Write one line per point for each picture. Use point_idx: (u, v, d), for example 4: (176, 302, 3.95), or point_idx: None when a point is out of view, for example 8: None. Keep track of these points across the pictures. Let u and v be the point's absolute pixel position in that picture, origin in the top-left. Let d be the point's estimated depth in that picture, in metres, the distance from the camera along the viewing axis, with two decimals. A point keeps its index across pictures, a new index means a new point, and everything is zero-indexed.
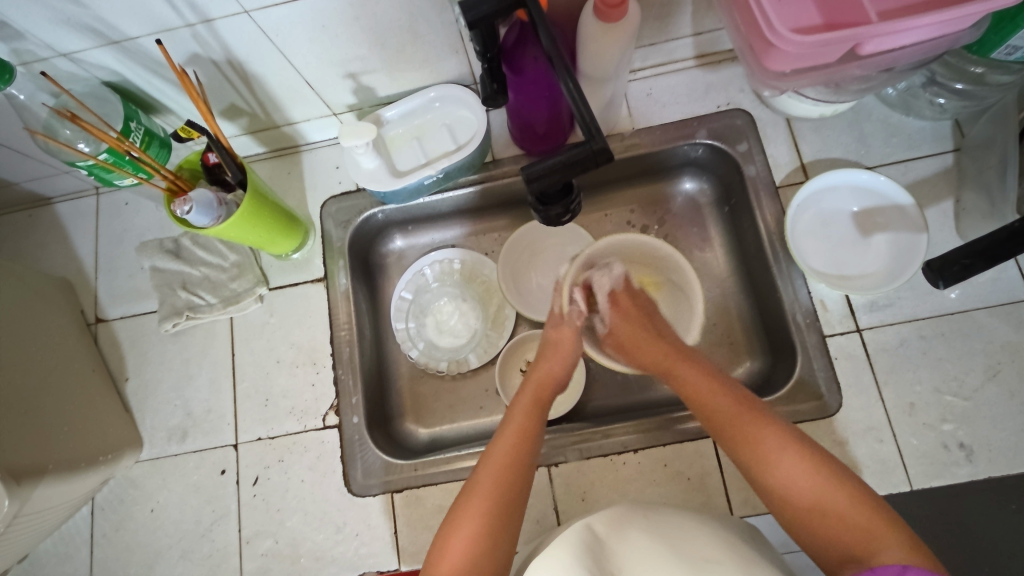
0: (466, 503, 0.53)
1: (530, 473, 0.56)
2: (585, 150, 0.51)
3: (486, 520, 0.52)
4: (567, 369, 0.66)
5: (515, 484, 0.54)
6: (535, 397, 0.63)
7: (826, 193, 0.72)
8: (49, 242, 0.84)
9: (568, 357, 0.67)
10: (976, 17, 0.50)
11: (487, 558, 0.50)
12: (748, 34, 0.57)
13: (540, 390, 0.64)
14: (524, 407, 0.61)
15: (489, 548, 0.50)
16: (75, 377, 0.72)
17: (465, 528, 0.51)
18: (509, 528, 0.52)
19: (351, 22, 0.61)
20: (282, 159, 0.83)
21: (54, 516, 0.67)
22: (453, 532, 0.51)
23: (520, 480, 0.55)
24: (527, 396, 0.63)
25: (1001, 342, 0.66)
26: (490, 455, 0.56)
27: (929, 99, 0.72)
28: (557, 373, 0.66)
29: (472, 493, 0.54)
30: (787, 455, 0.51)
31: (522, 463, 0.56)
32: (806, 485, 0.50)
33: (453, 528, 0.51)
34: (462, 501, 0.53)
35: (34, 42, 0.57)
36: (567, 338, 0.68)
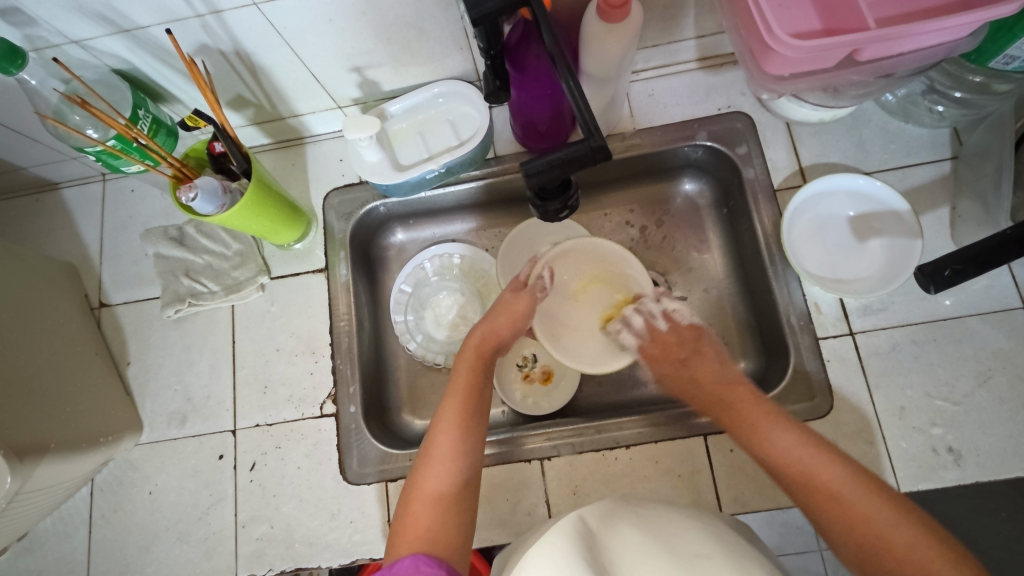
0: (416, 491, 0.53)
1: (479, 439, 0.58)
2: (585, 147, 0.52)
3: (445, 492, 0.53)
4: (512, 330, 0.68)
5: (468, 452, 0.56)
6: (477, 357, 0.65)
7: (823, 197, 0.73)
8: (55, 226, 0.85)
9: (518, 320, 0.69)
10: (974, 26, 0.51)
11: (450, 525, 0.50)
12: (748, 38, 0.58)
13: (478, 349, 0.66)
14: (468, 375, 0.63)
15: (446, 517, 0.51)
16: (78, 360, 0.73)
17: (424, 503, 0.52)
18: (467, 493, 0.53)
19: (358, 17, 0.62)
20: (287, 151, 0.84)
21: (55, 495, 0.68)
22: (414, 510, 0.51)
23: (471, 445, 0.56)
24: (465, 358, 0.65)
25: (992, 349, 0.67)
26: (432, 435, 0.57)
27: (928, 106, 0.73)
28: (502, 334, 0.68)
29: (428, 470, 0.54)
30: (830, 470, 0.49)
31: (468, 432, 0.57)
32: (840, 491, 0.48)
33: (413, 506, 0.52)
34: (412, 489, 0.54)
35: (46, 28, 0.58)
36: (521, 305, 0.69)
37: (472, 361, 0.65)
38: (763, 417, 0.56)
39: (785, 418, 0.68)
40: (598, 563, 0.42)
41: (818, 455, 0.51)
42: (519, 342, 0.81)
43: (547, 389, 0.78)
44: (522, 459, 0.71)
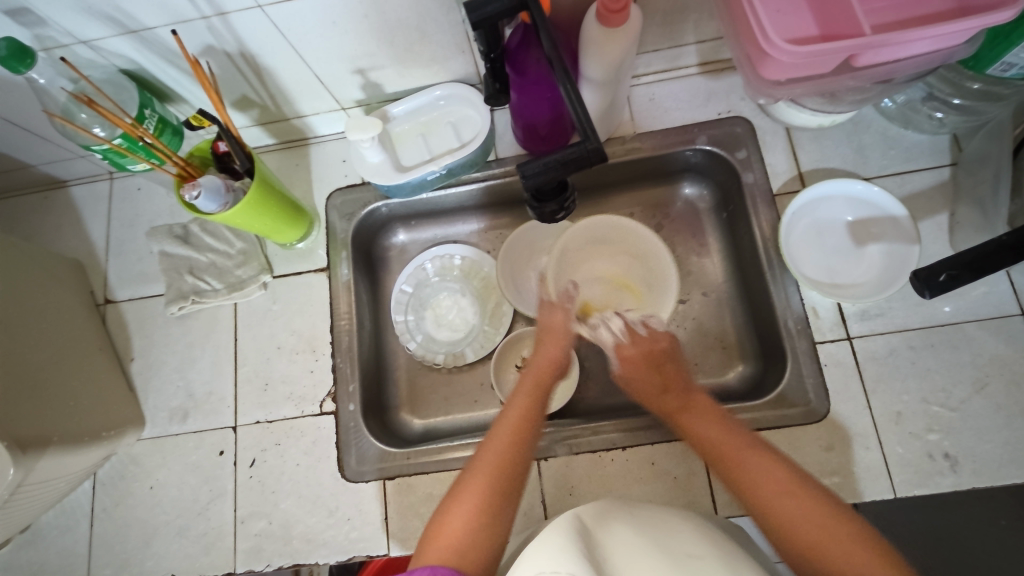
0: (463, 487, 0.53)
1: (531, 454, 0.56)
2: (581, 150, 0.54)
3: (487, 497, 0.52)
4: (564, 351, 0.68)
5: (513, 469, 0.54)
6: (538, 380, 0.64)
7: (822, 202, 0.74)
8: (63, 224, 0.86)
9: (563, 342, 0.68)
10: (970, 33, 0.52)
11: (485, 533, 0.50)
12: (745, 44, 0.58)
13: (542, 372, 0.65)
14: (528, 392, 0.62)
15: (484, 526, 0.50)
16: (82, 355, 0.74)
17: (464, 506, 0.51)
18: (508, 504, 0.53)
19: (362, 20, 0.63)
20: (290, 151, 0.85)
21: (58, 487, 0.70)
22: (453, 510, 0.51)
23: (522, 453, 0.56)
24: (529, 377, 0.65)
25: (989, 355, 0.67)
26: (490, 440, 0.57)
27: (928, 113, 0.73)
28: (559, 360, 0.66)
29: (476, 467, 0.54)
30: (770, 474, 0.50)
31: (524, 444, 0.56)
32: (781, 497, 0.48)
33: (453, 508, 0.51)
34: (459, 485, 0.54)
35: (56, 28, 0.59)
36: (559, 324, 0.70)
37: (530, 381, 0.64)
38: (720, 427, 0.56)
39: (781, 422, 0.68)
40: (594, 559, 0.42)
41: (760, 460, 0.51)
42: (517, 343, 0.81)
43: None
44: None
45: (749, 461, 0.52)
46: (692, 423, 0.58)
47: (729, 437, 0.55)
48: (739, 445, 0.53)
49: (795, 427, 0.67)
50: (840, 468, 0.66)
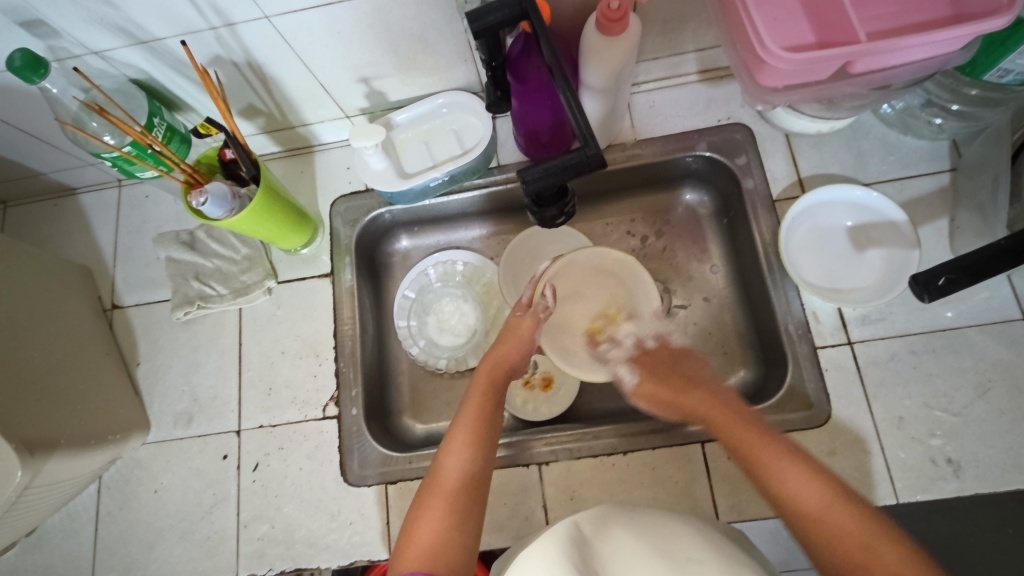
0: (431, 490, 0.55)
1: (489, 455, 0.58)
2: (580, 156, 0.55)
3: (450, 503, 0.54)
4: (525, 350, 0.66)
5: (477, 468, 0.56)
6: (490, 381, 0.65)
7: (821, 208, 0.74)
8: (72, 230, 0.88)
9: (525, 345, 0.66)
10: (966, 39, 0.52)
11: (454, 535, 0.51)
12: (743, 52, 0.59)
13: (494, 373, 0.65)
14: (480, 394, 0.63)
15: (451, 529, 0.52)
16: (89, 359, 0.75)
17: (431, 513, 0.53)
18: (476, 504, 0.54)
19: (366, 29, 0.64)
20: (295, 159, 0.86)
21: (65, 491, 0.70)
22: (420, 519, 0.53)
23: (483, 454, 0.57)
24: (481, 379, 0.65)
25: (992, 360, 0.67)
26: (450, 441, 0.58)
27: (927, 119, 0.73)
28: (513, 359, 0.66)
29: (439, 474, 0.56)
30: (792, 470, 0.51)
31: (481, 443, 0.58)
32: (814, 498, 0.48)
33: (420, 516, 0.53)
34: (427, 488, 0.55)
35: (68, 39, 0.60)
36: (526, 328, 0.67)
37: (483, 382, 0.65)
38: (739, 423, 0.57)
39: (783, 427, 0.68)
40: (590, 565, 0.43)
41: (788, 459, 0.51)
42: None
43: (546, 395, 0.79)
44: (520, 463, 0.71)
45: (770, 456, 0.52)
46: (714, 417, 0.59)
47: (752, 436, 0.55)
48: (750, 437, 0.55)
49: (796, 432, 0.67)
50: (843, 473, 0.66)
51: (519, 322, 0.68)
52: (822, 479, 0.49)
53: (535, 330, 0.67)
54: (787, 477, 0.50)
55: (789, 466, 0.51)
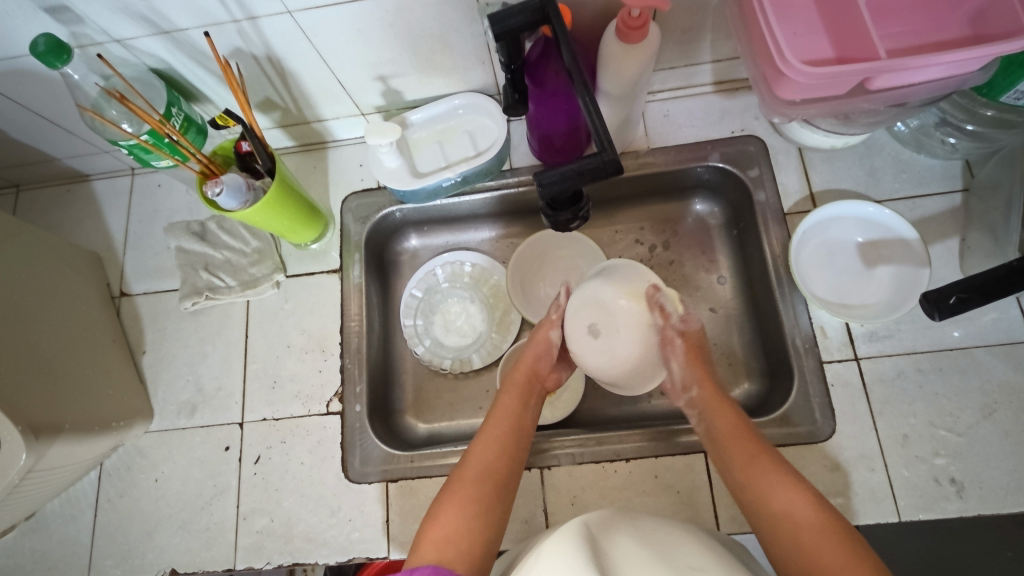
0: (459, 479, 0.56)
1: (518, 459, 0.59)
2: (597, 161, 0.55)
3: (475, 499, 0.54)
4: (552, 357, 0.70)
5: (508, 464, 0.58)
6: (524, 387, 0.66)
7: (833, 222, 0.74)
8: (84, 216, 0.88)
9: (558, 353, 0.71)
10: (984, 61, 0.53)
11: (478, 532, 0.52)
12: (762, 64, 0.59)
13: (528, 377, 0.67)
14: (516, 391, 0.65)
15: (479, 523, 0.52)
16: (96, 346, 0.75)
17: (459, 503, 0.53)
18: (500, 503, 0.55)
19: (387, 28, 0.65)
20: (309, 154, 0.87)
21: (66, 476, 0.70)
22: (447, 506, 0.53)
23: (511, 459, 0.59)
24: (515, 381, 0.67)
25: (998, 382, 0.67)
26: (481, 439, 0.60)
27: (941, 138, 0.73)
28: (545, 363, 0.69)
29: (465, 472, 0.57)
30: (800, 506, 0.50)
31: (511, 450, 0.59)
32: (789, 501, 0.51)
33: (448, 501, 0.54)
34: (455, 478, 0.56)
35: (91, 26, 0.61)
36: (544, 334, 0.70)
37: (520, 379, 0.67)
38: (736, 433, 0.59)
39: (787, 440, 0.68)
40: (600, 563, 0.43)
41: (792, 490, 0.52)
42: None
43: (551, 399, 0.79)
44: (523, 467, 0.71)
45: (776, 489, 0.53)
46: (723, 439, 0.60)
47: (759, 463, 0.55)
48: (753, 457, 0.56)
49: (799, 446, 0.67)
50: (845, 489, 0.65)
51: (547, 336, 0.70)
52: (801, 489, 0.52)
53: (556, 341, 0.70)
54: (783, 503, 0.52)
55: (796, 497, 0.51)
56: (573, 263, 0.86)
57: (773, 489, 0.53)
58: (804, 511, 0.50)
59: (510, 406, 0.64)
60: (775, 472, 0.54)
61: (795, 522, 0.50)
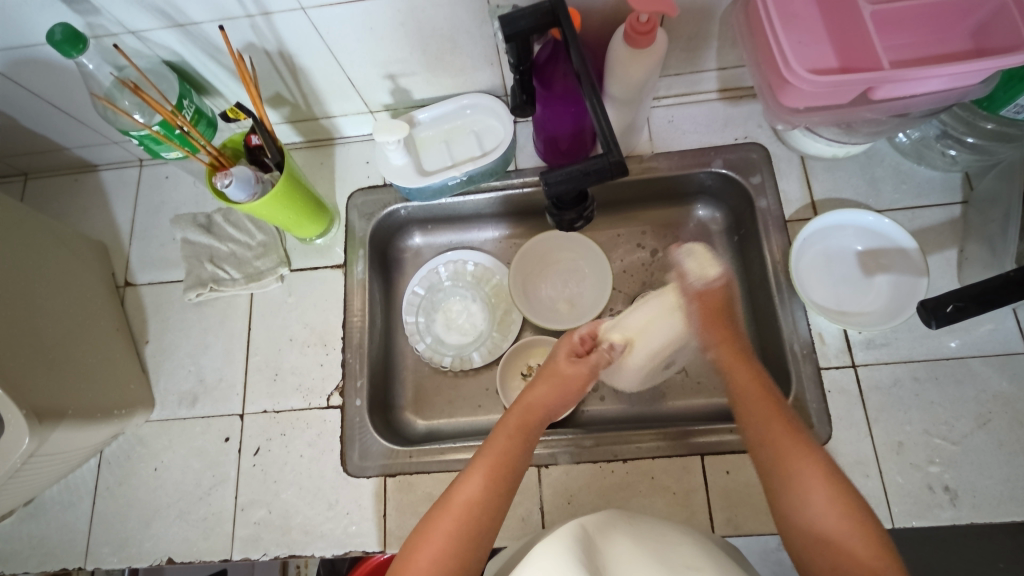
0: (440, 512, 0.56)
1: (503, 506, 0.58)
2: (603, 162, 0.56)
3: (458, 536, 0.54)
4: (564, 402, 0.67)
5: (492, 507, 0.57)
6: (523, 424, 0.64)
7: (833, 231, 0.75)
8: (91, 206, 0.89)
9: (567, 393, 0.67)
10: (985, 74, 0.54)
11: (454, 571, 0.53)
12: (767, 72, 0.61)
13: (530, 417, 0.65)
14: (511, 435, 0.62)
15: (453, 564, 0.53)
16: (101, 335, 0.76)
17: (438, 536, 0.54)
18: (480, 544, 0.55)
19: (398, 27, 0.66)
20: (317, 150, 0.87)
21: (67, 461, 0.71)
22: (432, 530, 0.55)
23: (496, 501, 0.57)
24: (515, 419, 0.64)
25: (993, 392, 0.67)
26: (470, 471, 0.59)
27: (941, 150, 0.74)
28: (551, 405, 0.66)
29: (452, 505, 0.56)
30: (810, 472, 0.53)
31: (499, 491, 0.58)
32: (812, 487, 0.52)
33: (433, 525, 0.55)
34: (437, 510, 0.57)
35: (108, 18, 0.62)
36: (567, 370, 0.68)
37: (517, 422, 0.64)
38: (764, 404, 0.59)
39: None
40: (592, 563, 0.44)
41: (802, 447, 0.55)
42: (525, 351, 0.82)
43: None
44: None
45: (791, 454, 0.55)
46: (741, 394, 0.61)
47: (773, 424, 0.57)
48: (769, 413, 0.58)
49: None
50: None
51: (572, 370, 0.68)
52: (835, 484, 0.52)
53: (589, 377, 0.69)
54: (792, 464, 0.54)
55: (802, 458, 0.54)
56: (574, 265, 0.87)
57: (786, 452, 0.55)
58: (808, 469, 0.53)
59: (502, 448, 0.61)
60: (811, 457, 0.54)
61: (799, 476, 0.53)
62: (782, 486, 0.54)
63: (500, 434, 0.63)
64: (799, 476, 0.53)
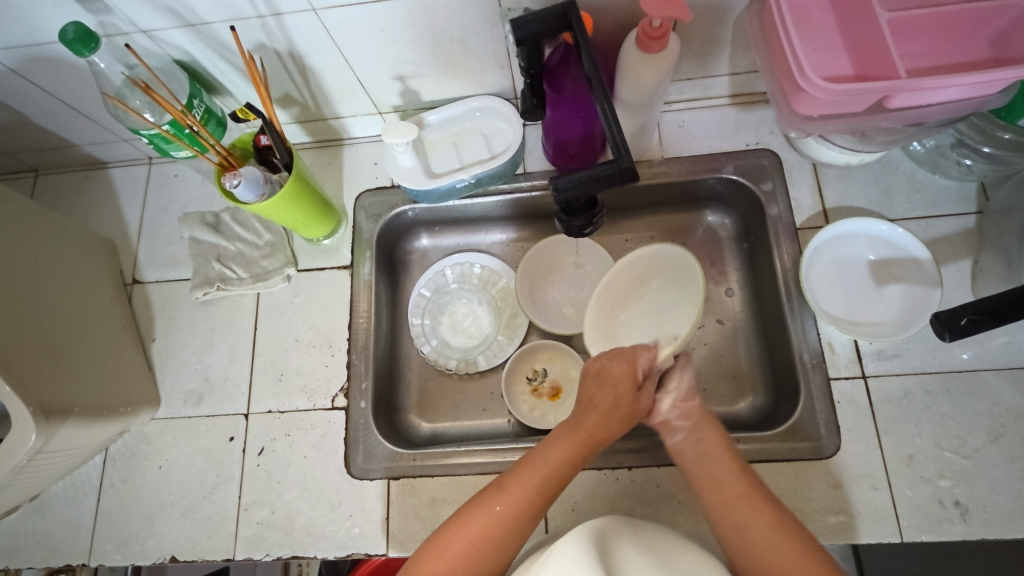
0: (451, 532, 0.56)
1: (535, 522, 0.57)
2: (614, 168, 0.55)
3: (474, 550, 0.55)
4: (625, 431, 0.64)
5: (528, 519, 0.57)
6: (581, 443, 0.61)
7: (845, 239, 0.74)
8: (101, 203, 0.89)
9: (627, 418, 0.63)
10: (1004, 83, 0.53)
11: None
12: (781, 78, 0.60)
13: (592, 437, 0.62)
14: (568, 456, 0.60)
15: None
16: (108, 333, 0.76)
17: (448, 550, 0.55)
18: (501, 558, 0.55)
19: (409, 29, 0.65)
20: (325, 150, 0.87)
21: (72, 458, 0.71)
22: (443, 545, 0.55)
23: (529, 522, 0.57)
24: (575, 436, 0.62)
25: (1006, 406, 0.66)
26: (508, 485, 0.58)
27: (956, 159, 0.73)
28: (612, 429, 0.63)
29: (464, 522, 0.56)
30: (765, 523, 0.54)
31: (534, 511, 0.57)
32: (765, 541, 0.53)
33: (445, 540, 0.56)
34: (447, 528, 0.57)
35: (119, 17, 0.62)
36: (629, 392, 0.64)
37: (578, 445, 0.61)
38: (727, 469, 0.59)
39: (791, 455, 0.67)
40: (606, 564, 0.43)
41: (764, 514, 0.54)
42: (531, 356, 0.82)
43: (555, 403, 0.79)
44: None
45: (743, 505, 0.56)
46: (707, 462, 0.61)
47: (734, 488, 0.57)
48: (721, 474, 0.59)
49: (803, 462, 0.67)
50: (848, 507, 0.65)
51: (639, 402, 0.65)
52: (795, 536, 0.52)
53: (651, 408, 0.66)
54: (745, 519, 0.55)
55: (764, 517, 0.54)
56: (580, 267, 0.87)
57: (741, 508, 0.56)
58: (762, 521, 0.54)
59: (551, 467, 0.59)
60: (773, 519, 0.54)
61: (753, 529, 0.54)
62: (743, 546, 0.54)
63: (556, 451, 0.60)
64: (751, 524, 0.54)
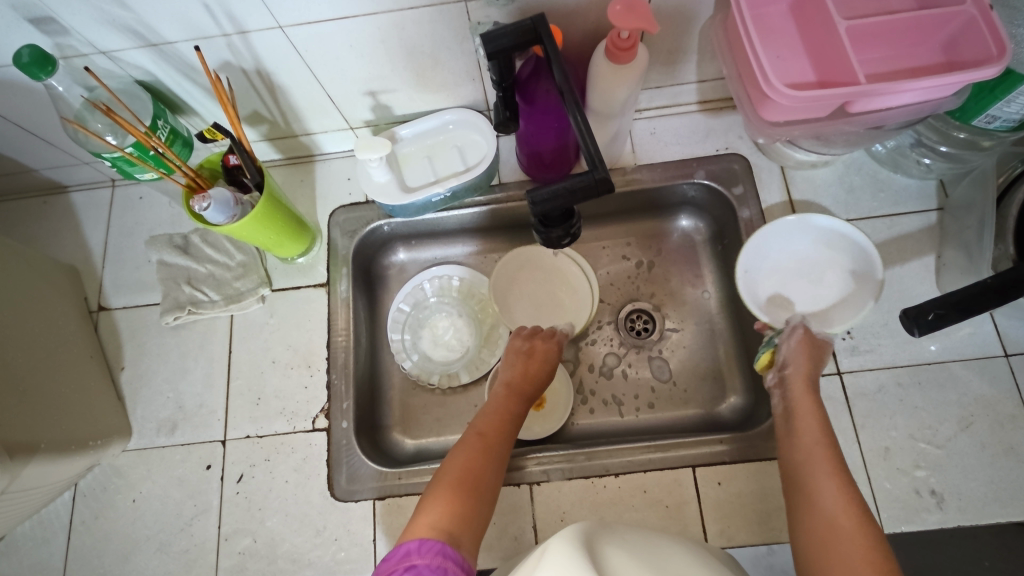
0: (439, 485, 0.57)
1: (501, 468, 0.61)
2: (589, 179, 0.56)
3: (460, 502, 0.55)
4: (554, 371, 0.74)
5: (491, 457, 0.61)
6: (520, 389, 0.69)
7: (779, 242, 0.77)
8: (61, 229, 0.86)
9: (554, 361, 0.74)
10: (957, 86, 0.55)
11: (463, 519, 0.54)
12: (747, 86, 0.61)
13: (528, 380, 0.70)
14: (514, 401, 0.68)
15: (460, 518, 0.54)
16: (75, 363, 0.73)
17: (440, 500, 0.55)
18: (483, 496, 0.57)
19: (378, 44, 0.65)
20: (296, 167, 0.86)
21: (37, 497, 0.68)
22: (435, 497, 0.55)
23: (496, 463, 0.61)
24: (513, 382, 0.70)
25: (974, 395, 0.69)
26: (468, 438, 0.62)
27: (916, 158, 0.76)
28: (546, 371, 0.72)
29: (446, 476, 0.58)
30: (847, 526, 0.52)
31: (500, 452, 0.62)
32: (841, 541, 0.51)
33: (435, 495, 0.56)
34: (434, 485, 0.57)
35: (77, 38, 0.60)
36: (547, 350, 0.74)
37: (521, 394, 0.69)
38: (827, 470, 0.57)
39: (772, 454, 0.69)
40: (595, 563, 0.42)
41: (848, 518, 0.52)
42: None
43: (537, 414, 0.79)
44: (510, 483, 0.71)
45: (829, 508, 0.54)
46: (803, 453, 0.60)
47: (827, 483, 0.56)
48: (806, 454, 0.59)
49: None
50: None
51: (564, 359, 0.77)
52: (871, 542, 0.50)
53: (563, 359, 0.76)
54: (827, 519, 0.53)
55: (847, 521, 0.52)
56: (546, 279, 0.86)
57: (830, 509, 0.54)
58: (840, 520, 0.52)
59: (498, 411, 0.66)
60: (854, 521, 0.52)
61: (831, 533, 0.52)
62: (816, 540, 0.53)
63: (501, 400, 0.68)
64: (833, 527, 0.52)
